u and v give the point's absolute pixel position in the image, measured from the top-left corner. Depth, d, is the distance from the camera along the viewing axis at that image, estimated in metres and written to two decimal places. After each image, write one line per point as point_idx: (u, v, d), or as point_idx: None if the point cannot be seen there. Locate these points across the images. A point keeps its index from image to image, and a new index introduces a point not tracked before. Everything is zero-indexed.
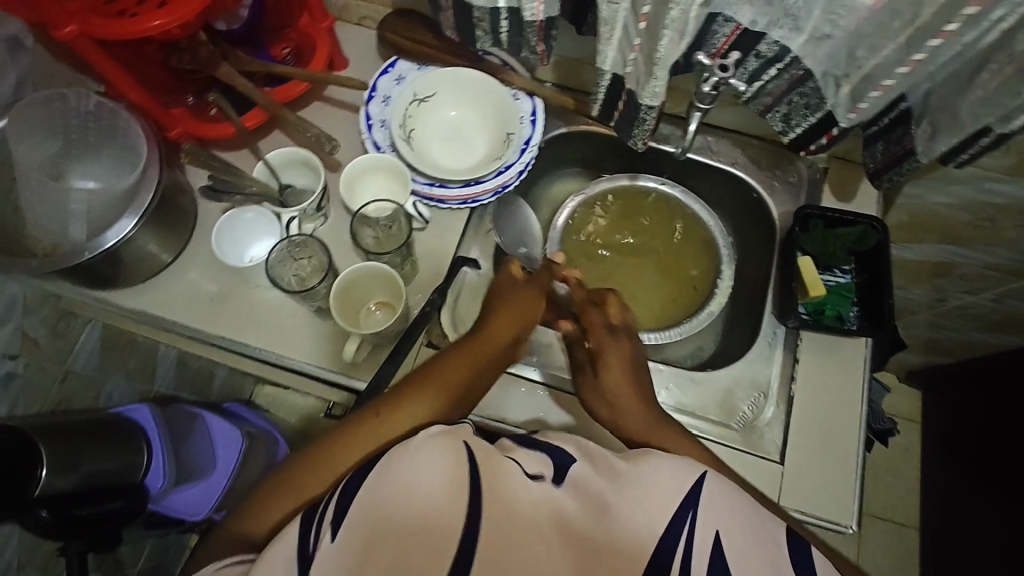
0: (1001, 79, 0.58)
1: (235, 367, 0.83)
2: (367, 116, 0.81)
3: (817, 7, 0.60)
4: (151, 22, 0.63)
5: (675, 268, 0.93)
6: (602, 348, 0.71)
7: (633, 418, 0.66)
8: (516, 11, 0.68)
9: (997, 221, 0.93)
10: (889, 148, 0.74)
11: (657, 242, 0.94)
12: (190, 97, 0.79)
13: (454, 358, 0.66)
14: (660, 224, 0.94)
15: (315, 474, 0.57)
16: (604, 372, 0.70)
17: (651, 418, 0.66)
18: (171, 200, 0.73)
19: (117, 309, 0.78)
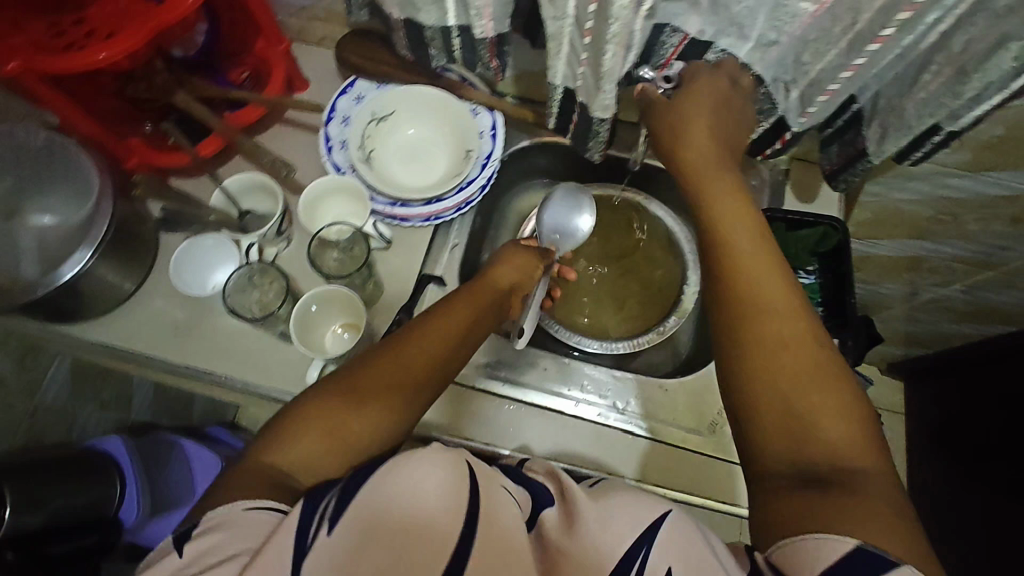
0: (941, 79, 0.59)
1: (214, 395, 0.83)
2: (326, 137, 0.81)
3: (761, 15, 0.60)
4: (96, 54, 0.62)
5: (650, 278, 0.93)
6: (694, 83, 0.66)
7: (746, 245, 0.56)
8: (466, 29, 0.69)
9: (960, 215, 0.94)
10: (843, 149, 0.75)
11: (628, 252, 0.94)
12: (147, 126, 0.78)
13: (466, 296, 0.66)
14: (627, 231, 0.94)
15: (333, 414, 0.51)
16: (685, 123, 0.66)
17: (748, 242, 0.57)
18: (129, 231, 0.72)
19: (83, 343, 0.78)
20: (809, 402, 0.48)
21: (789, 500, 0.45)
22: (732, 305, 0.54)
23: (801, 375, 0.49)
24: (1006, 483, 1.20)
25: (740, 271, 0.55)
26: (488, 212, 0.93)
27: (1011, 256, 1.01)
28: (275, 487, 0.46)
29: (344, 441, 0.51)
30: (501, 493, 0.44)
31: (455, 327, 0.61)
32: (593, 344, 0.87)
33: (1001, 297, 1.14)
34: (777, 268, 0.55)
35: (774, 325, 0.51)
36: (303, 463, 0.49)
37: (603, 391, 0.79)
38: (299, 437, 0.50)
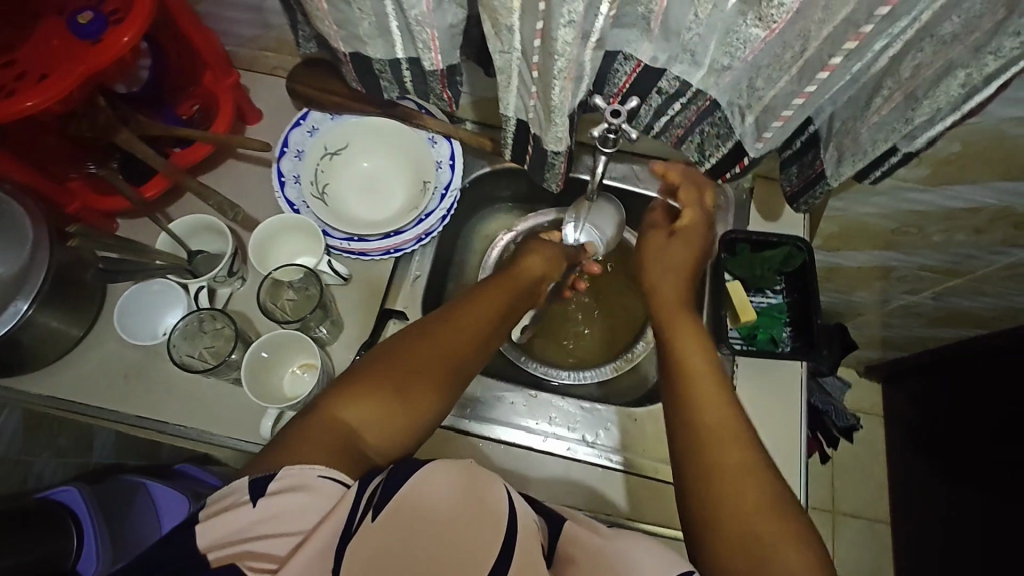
0: (892, 104, 0.59)
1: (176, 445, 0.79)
2: (279, 172, 0.78)
3: (712, 41, 0.59)
4: (23, 102, 0.60)
5: (620, 299, 0.93)
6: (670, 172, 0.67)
7: (702, 363, 0.64)
8: (415, 60, 0.66)
9: (924, 226, 0.94)
10: (802, 170, 0.74)
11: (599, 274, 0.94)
12: (91, 166, 0.75)
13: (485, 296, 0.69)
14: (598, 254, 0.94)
15: (379, 406, 0.57)
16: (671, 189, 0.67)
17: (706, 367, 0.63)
18: (71, 279, 0.69)
19: (26, 397, 0.74)
20: (752, 518, 0.51)
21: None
22: (695, 431, 0.58)
23: (752, 500, 0.52)
24: (986, 486, 1.20)
25: (704, 400, 0.60)
26: (451, 240, 0.91)
27: (977, 263, 1.01)
28: (342, 445, 0.54)
29: (399, 403, 0.57)
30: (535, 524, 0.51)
31: (490, 312, 0.67)
32: (561, 373, 0.86)
33: (971, 303, 1.14)
34: (718, 393, 0.60)
35: (733, 456, 0.55)
36: (366, 424, 0.56)
37: (572, 424, 0.77)
38: (360, 401, 0.56)
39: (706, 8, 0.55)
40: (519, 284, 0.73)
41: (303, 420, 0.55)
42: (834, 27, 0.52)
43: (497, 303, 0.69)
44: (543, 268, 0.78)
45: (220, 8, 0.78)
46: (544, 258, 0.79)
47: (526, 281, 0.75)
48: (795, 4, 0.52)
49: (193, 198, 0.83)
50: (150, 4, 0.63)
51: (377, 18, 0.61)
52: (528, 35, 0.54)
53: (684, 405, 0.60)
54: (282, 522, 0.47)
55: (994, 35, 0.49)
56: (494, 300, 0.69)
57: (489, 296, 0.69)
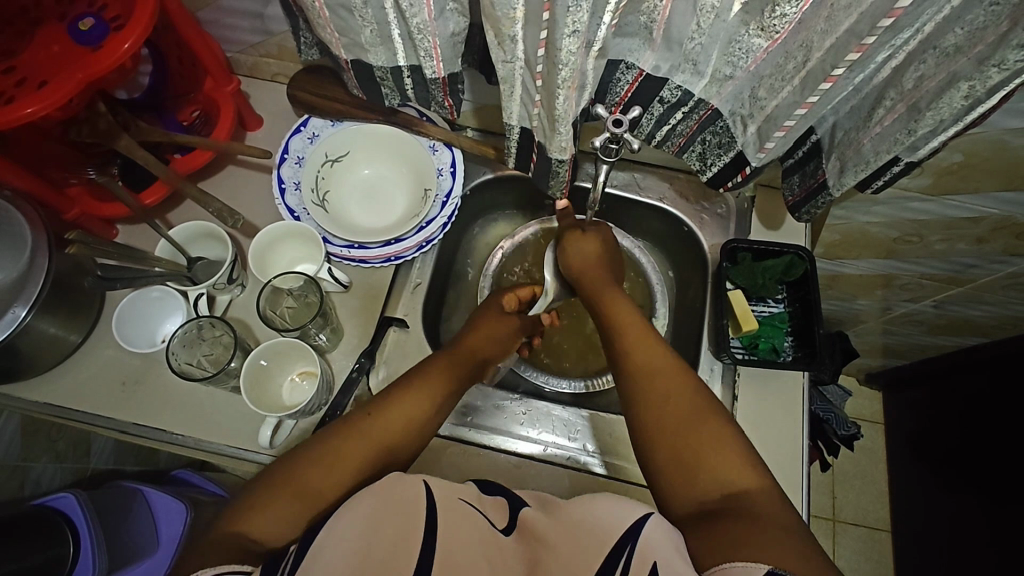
0: (895, 115, 0.59)
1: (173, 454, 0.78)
2: (280, 179, 0.78)
3: (715, 51, 0.59)
4: (22, 108, 0.59)
5: None
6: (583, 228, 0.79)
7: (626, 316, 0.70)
8: (417, 68, 0.66)
9: (926, 235, 0.93)
10: (804, 180, 0.74)
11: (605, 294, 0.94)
12: (91, 171, 0.75)
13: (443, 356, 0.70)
14: None
15: (312, 480, 0.55)
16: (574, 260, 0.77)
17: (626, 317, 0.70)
18: (70, 286, 0.69)
19: (23, 402, 0.74)
20: (694, 439, 0.56)
21: (700, 534, 0.49)
22: (636, 392, 0.61)
23: (699, 428, 0.57)
24: (986, 495, 1.19)
25: (643, 361, 0.64)
26: (452, 248, 0.90)
27: (980, 272, 1.00)
28: (241, 552, 0.49)
29: (305, 502, 0.54)
30: (462, 506, 0.50)
31: (429, 392, 0.65)
32: (561, 383, 0.86)
33: (972, 312, 1.13)
34: (642, 326, 0.68)
35: (674, 407, 0.59)
36: (271, 527, 0.52)
37: (572, 433, 0.77)
38: (271, 503, 0.53)
39: (709, 18, 0.55)
40: (461, 361, 0.71)
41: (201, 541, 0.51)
42: (836, 39, 0.52)
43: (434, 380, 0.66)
44: (485, 349, 0.75)
45: (221, 14, 0.78)
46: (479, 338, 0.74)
47: (469, 359, 0.72)
48: (797, 15, 0.52)
49: (192, 205, 0.84)
50: (150, 11, 0.63)
51: (378, 26, 0.60)
52: (531, 44, 0.54)
53: (632, 366, 0.64)
54: None
55: (997, 47, 0.49)
56: (433, 381, 0.66)
57: (433, 377, 0.66)
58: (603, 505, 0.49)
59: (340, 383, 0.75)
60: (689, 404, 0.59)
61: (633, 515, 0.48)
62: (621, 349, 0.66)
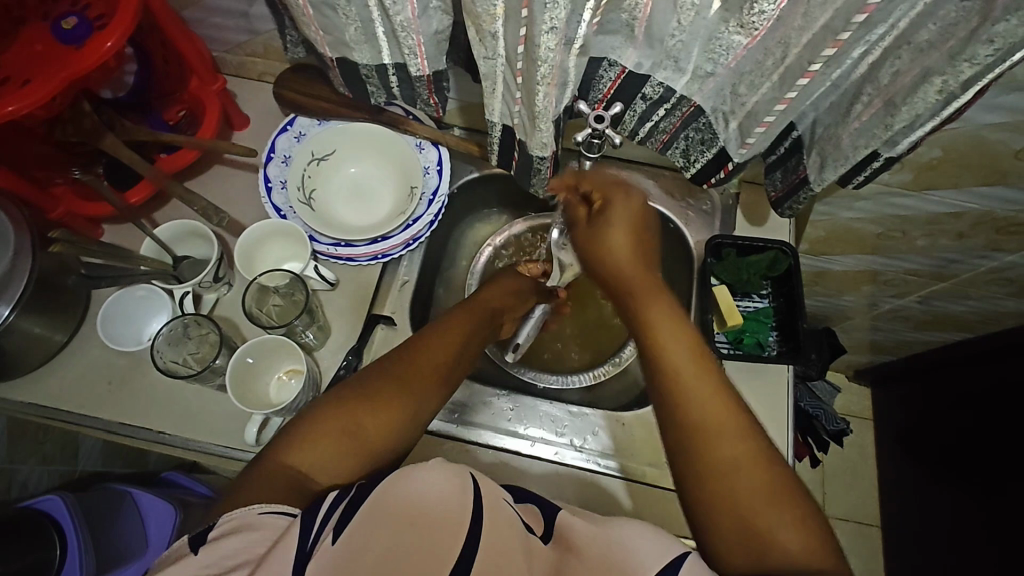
0: (872, 110, 0.59)
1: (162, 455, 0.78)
2: (266, 178, 0.79)
3: (695, 48, 0.59)
4: (4, 106, 0.59)
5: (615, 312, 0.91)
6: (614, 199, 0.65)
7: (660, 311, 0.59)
8: (402, 66, 0.66)
9: (909, 231, 0.94)
10: (786, 176, 0.75)
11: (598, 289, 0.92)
12: (75, 170, 0.75)
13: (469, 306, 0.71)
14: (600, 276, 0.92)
15: (363, 425, 0.57)
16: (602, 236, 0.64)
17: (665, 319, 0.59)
18: (55, 285, 0.69)
19: (8, 403, 0.73)
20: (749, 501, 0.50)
21: None
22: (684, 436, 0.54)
23: (752, 493, 0.50)
24: (976, 489, 1.20)
25: (691, 394, 0.54)
26: (439, 247, 0.90)
27: (961, 267, 1.02)
28: (292, 491, 0.52)
29: (355, 446, 0.56)
30: (507, 510, 0.48)
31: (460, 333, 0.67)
32: (550, 380, 0.85)
33: (956, 307, 1.14)
34: (676, 327, 0.58)
35: (728, 465, 0.52)
36: (322, 465, 0.54)
37: (560, 429, 0.77)
38: (319, 443, 0.55)
39: (688, 15, 0.55)
40: (481, 313, 0.71)
41: (254, 469, 0.54)
42: (813, 34, 0.53)
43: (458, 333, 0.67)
44: (500, 301, 0.75)
45: (206, 14, 0.78)
46: (506, 292, 0.77)
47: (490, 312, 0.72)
48: (776, 12, 0.52)
49: (178, 204, 0.83)
50: (134, 10, 0.63)
51: (362, 24, 0.61)
52: (513, 41, 0.55)
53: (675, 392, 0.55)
54: (237, 558, 0.44)
55: (968, 42, 0.50)
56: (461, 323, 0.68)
57: (458, 322, 0.68)
58: (635, 537, 0.48)
59: (327, 381, 0.75)
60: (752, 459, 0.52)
61: (669, 555, 0.46)
62: (659, 362, 0.57)
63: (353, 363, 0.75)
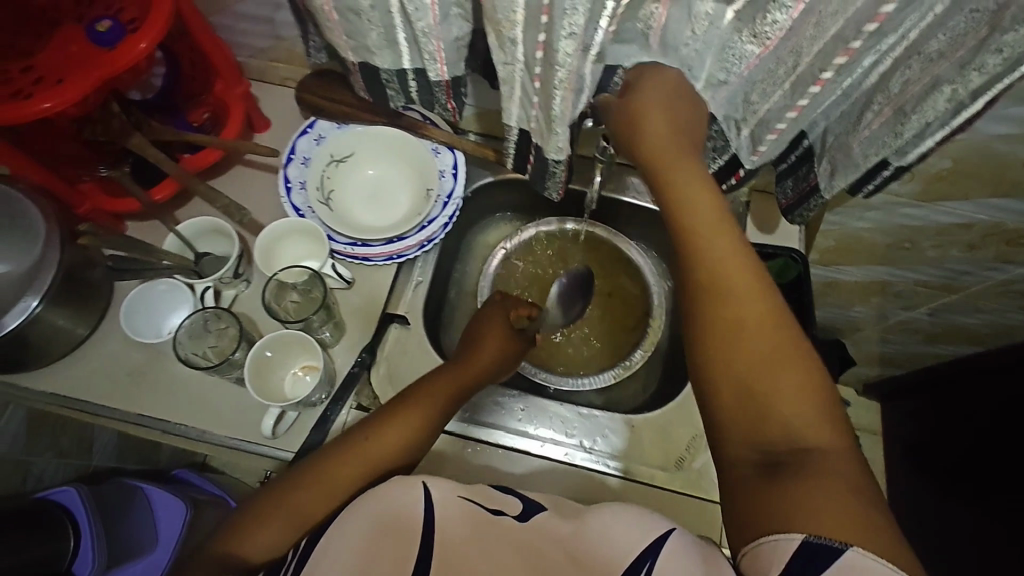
0: (882, 119, 0.61)
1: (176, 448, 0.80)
2: (286, 178, 0.81)
3: (709, 56, 0.61)
4: (39, 104, 0.62)
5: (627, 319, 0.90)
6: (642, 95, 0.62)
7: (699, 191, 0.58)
8: (422, 71, 0.68)
9: (919, 241, 0.95)
10: (797, 184, 0.75)
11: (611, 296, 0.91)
12: (102, 168, 0.76)
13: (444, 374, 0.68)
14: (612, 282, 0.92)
15: (308, 501, 0.55)
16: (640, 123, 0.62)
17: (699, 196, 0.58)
18: (81, 279, 0.70)
19: (31, 393, 0.75)
20: (764, 386, 0.50)
21: (759, 490, 0.47)
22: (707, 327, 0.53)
23: (768, 369, 0.50)
24: (987, 504, 1.19)
25: (722, 284, 0.54)
26: (453, 249, 0.92)
27: (972, 279, 1.02)
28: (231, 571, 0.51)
29: (298, 519, 0.54)
30: (461, 504, 0.50)
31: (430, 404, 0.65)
32: (563, 381, 0.83)
33: (966, 319, 1.14)
34: (709, 199, 0.58)
35: (749, 357, 0.51)
36: (262, 545, 0.53)
37: (570, 430, 0.78)
38: (261, 524, 0.53)
39: (703, 25, 0.57)
40: (460, 382, 0.68)
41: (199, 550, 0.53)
42: (824, 44, 0.54)
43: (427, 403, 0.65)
44: (482, 364, 0.72)
45: (233, 19, 0.81)
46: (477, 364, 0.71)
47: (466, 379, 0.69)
48: (788, 22, 0.54)
49: (200, 202, 0.85)
50: (166, 15, 0.65)
51: (385, 29, 0.62)
52: (531, 47, 0.57)
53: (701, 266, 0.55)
54: None
55: (977, 51, 0.51)
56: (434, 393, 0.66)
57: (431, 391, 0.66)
58: (617, 518, 0.49)
59: (342, 377, 0.76)
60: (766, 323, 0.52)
61: (649, 533, 0.48)
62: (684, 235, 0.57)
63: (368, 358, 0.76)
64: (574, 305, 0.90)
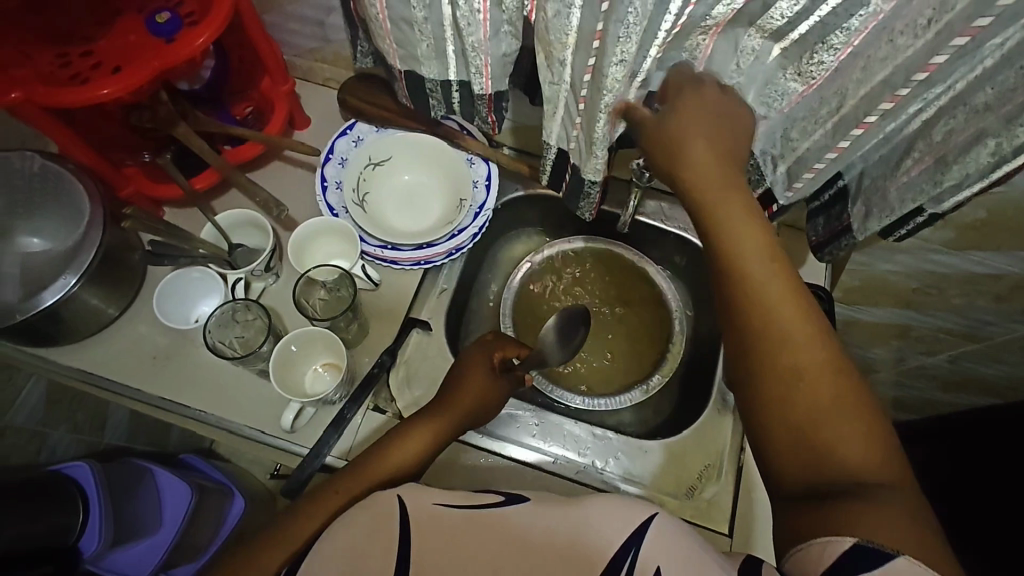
0: (922, 166, 0.60)
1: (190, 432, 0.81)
2: (322, 177, 0.82)
3: (751, 91, 0.61)
4: (99, 89, 0.63)
5: (647, 342, 0.90)
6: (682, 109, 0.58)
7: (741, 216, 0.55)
8: (466, 84, 0.69)
9: (946, 288, 0.94)
10: (828, 223, 0.75)
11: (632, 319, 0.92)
12: (145, 155, 0.80)
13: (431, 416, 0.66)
14: (635, 304, 0.92)
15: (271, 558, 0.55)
16: (681, 146, 0.57)
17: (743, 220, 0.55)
18: (117, 260, 0.72)
19: (59, 367, 0.77)
20: (825, 435, 0.48)
21: (818, 514, 0.46)
22: (766, 372, 0.51)
23: (817, 400, 0.49)
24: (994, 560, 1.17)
25: (797, 335, 0.51)
26: (478, 259, 0.93)
27: (996, 330, 1.01)
28: None
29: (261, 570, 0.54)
30: (434, 511, 0.51)
31: (411, 448, 0.63)
32: (575, 399, 0.84)
33: (986, 370, 1.12)
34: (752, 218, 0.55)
35: (814, 401, 0.49)
36: None
37: (582, 449, 0.78)
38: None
39: (749, 59, 0.58)
40: (440, 424, 0.66)
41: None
42: (870, 88, 0.55)
43: (403, 449, 0.63)
44: (466, 404, 0.68)
45: (285, 19, 0.83)
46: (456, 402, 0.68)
47: (453, 423, 0.67)
48: (835, 63, 0.55)
49: (237, 194, 0.87)
50: (224, 15, 0.67)
51: (435, 41, 0.63)
52: (579, 69, 0.58)
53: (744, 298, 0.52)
54: None
55: None
56: (416, 437, 0.64)
57: (411, 436, 0.64)
58: (605, 506, 0.48)
59: (362, 378, 0.77)
60: (807, 351, 0.50)
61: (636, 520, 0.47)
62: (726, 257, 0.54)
63: (388, 363, 0.76)
64: (576, 332, 0.81)
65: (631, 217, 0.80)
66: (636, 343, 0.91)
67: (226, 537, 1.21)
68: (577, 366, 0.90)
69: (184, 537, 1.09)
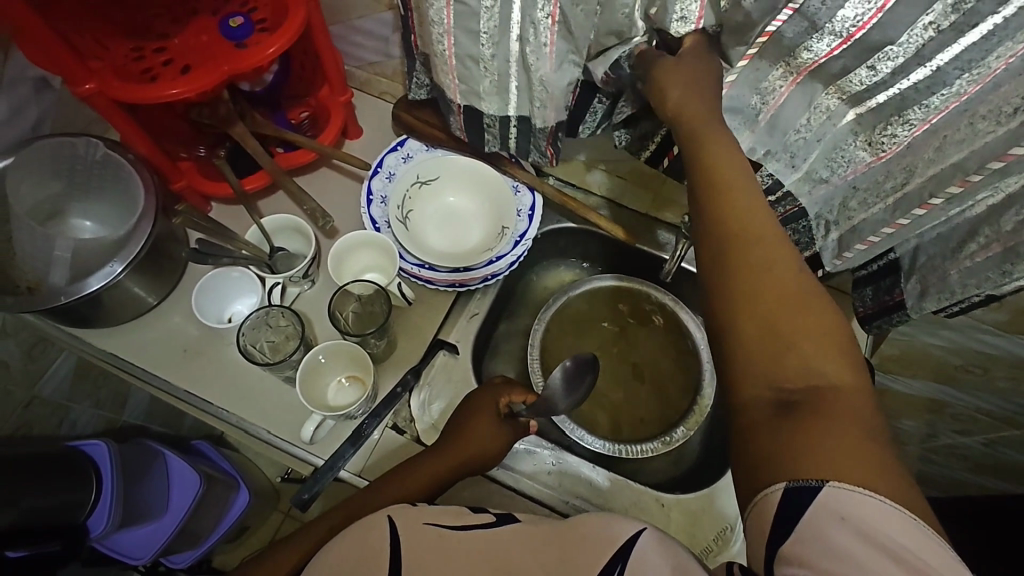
0: (988, 254, 0.57)
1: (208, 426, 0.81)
2: (369, 190, 0.83)
3: (816, 151, 0.60)
4: (168, 89, 0.64)
5: (671, 390, 0.88)
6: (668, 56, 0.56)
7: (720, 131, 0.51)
8: (525, 118, 0.70)
9: (991, 369, 0.90)
10: (878, 295, 0.73)
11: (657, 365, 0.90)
12: (201, 149, 0.81)
13: (432, 460, 0.66)
14: (664, 349, 0.90)
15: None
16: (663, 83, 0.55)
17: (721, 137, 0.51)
18: (162, 250, 0.73)
19: (92, 347, 0.78)
20: (792, 350, 0.44)
21: (783, 429, 0.41)
22: (734, 290, 0.46)
23: (781, 310, 0.44)
24: None
25: (748, 232, 0.47)
26: (512, 285, 0.92)
27: None
28: None
29: None
30: (427, 532, 0.50)
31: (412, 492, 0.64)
32: (595, 442, 0.80)
33: None
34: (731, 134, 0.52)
35: (783, 318, 0.44)
36: None
37: (597, 494, 0.76)
38: None
39: (820, 117, 0.57)
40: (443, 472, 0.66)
41: None
42: (942, 169, 0.53)
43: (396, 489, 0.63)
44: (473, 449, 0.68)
45: (350, 31, 0.84)
46: (466, 448, 0.68)
47: (456, 464, 0.66)
48: (907, 138, 0.53)
49: (283, 197, 0.88)
50: (298, 25, 0.68)
51: (499, 77, 0.64)
52: None
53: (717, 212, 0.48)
54: None
55: None
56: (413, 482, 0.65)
57: (408, 478, 0.65)
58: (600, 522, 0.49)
59: (383, 396, 0.77)
60: (774, 259, 0.46)
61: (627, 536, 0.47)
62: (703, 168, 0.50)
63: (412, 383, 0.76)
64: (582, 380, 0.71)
65: (676, 264, 0.79)
66: (660, 390, 0.89)
67: (227, 528, 1.22)
68: (597, 410, 0.89)
69: (189, 523, 1.10)
